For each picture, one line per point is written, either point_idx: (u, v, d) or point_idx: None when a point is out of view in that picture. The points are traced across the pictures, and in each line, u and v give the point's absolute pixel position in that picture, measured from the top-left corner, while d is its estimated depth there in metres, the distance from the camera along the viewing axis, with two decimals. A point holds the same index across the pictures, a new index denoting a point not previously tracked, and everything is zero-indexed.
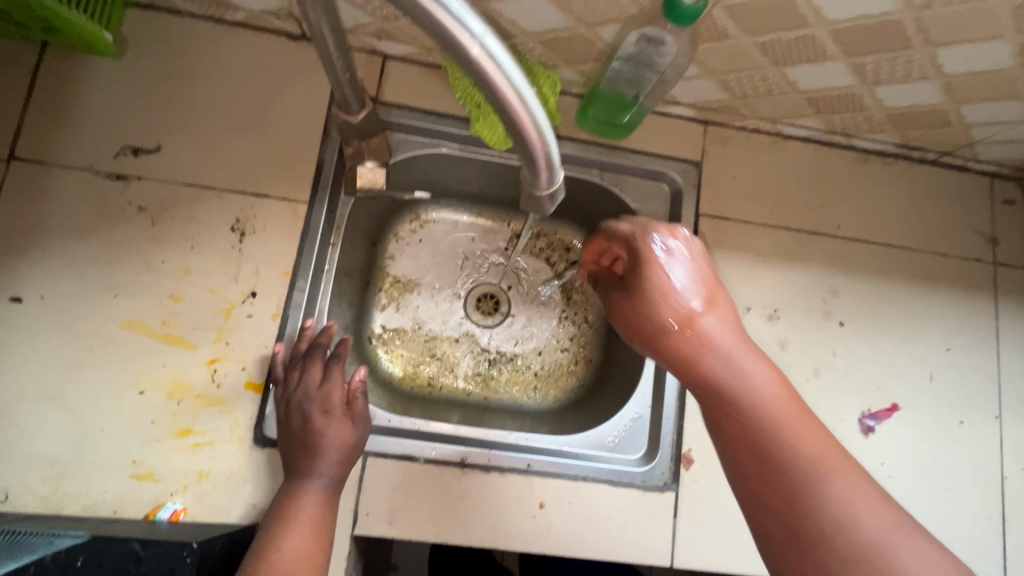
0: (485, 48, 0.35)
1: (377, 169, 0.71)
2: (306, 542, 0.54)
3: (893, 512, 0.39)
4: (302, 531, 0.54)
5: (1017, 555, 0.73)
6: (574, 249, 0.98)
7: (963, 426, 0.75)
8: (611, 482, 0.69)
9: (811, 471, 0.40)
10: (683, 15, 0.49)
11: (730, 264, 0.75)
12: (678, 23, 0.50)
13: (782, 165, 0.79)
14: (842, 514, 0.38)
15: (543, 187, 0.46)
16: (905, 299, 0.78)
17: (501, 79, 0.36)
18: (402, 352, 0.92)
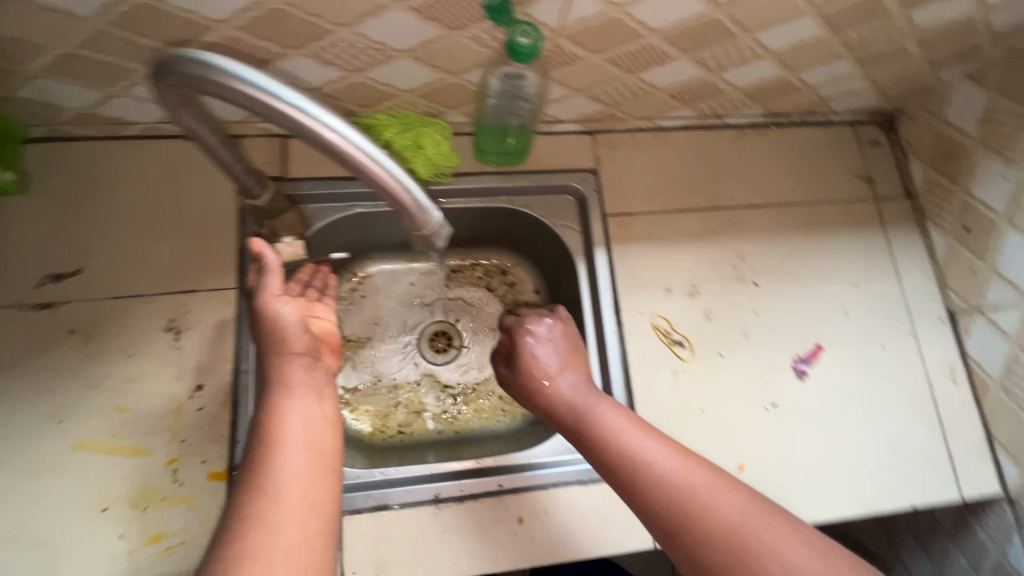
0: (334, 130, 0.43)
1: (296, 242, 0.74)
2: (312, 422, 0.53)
3: (751, 506, 0.56)
4: (295, 446, 0.50)
5: (962, 454, 0.79)
6: (511, 271, 1.03)
7: (885, 350, 0.82)
8: (581, 482, 0.72)
9: (697, 499, 0.56)
10: (523, 53, 0.55)
11: (644, 253, 0.81)
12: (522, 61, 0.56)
13: (669, 154, 0.86)
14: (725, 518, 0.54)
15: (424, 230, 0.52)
16: (807, 248, 0.85)
17: (355, 151, 0.44)
18: (368, 408, 0.94)
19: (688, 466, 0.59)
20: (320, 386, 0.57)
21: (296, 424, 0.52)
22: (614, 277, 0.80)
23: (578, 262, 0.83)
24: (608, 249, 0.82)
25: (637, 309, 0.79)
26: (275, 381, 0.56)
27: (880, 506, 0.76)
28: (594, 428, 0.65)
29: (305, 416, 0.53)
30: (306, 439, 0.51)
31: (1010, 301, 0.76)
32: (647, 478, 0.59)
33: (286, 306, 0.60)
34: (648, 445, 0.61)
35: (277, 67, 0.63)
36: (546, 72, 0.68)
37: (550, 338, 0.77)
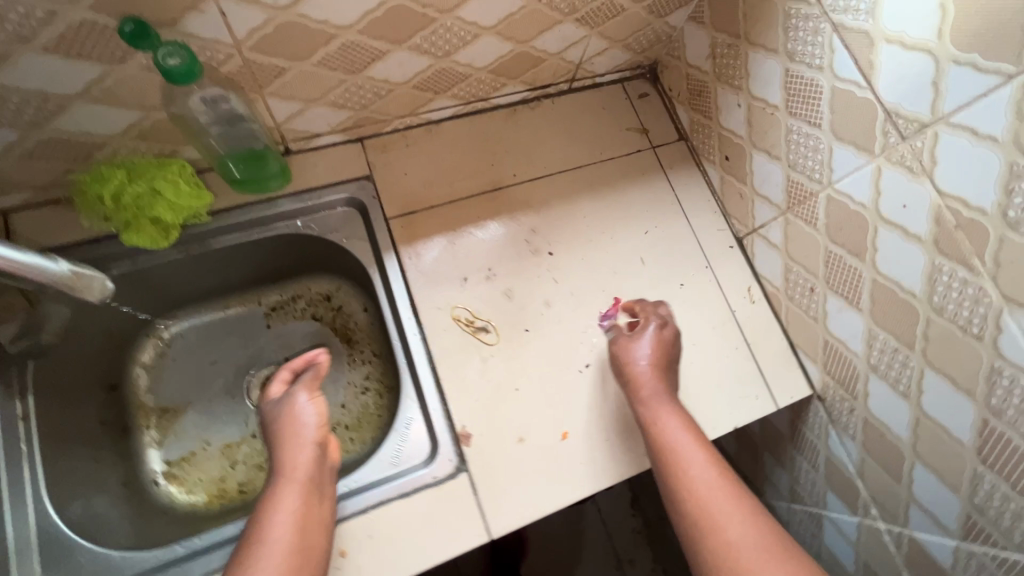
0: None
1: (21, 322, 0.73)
2: (290, 526, 0.60)
3: (760, 536, 0.58)
4: (271, 550, 0.58)
5: (772, 368, 0.84)
6: (334, 295, 0.99)
7: (685, 287, 0.86)
8: (404, 494, 0.69)
9: (710, 522, 0.60)
10: (177, 75, 0.55)
11: (433, 249, 0.81)
12: (182, 84, 0.56)
13: (442, 146, 0.86)
14: (728, 545, 0.58)
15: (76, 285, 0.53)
16: (597, 208, 0.88)
17: None
18: (199, 477, 0.86)
19: (724, 495, 0.62)
20: (322, 487, 0.65)
21: (283, 521, 0.60)
22: (406, 278, 0.79)
23: (372, 272, 0.81)
24: (396, 253, 0.80)
25: (435, 304, 0.78)
26: (281, 470, 0.65)
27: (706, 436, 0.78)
28: (651, 426, 0.68)
29: (297, 512, 0.61)
30: (285, 539, 0.59)
31: (771, 216, 0.81)
32: (681, 489, 0.63)
33: (307, 403, 0.70)
34: (695, 459, 0.64)
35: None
36: (252, 91, 0.66)
37: (657, 338, 0.74)
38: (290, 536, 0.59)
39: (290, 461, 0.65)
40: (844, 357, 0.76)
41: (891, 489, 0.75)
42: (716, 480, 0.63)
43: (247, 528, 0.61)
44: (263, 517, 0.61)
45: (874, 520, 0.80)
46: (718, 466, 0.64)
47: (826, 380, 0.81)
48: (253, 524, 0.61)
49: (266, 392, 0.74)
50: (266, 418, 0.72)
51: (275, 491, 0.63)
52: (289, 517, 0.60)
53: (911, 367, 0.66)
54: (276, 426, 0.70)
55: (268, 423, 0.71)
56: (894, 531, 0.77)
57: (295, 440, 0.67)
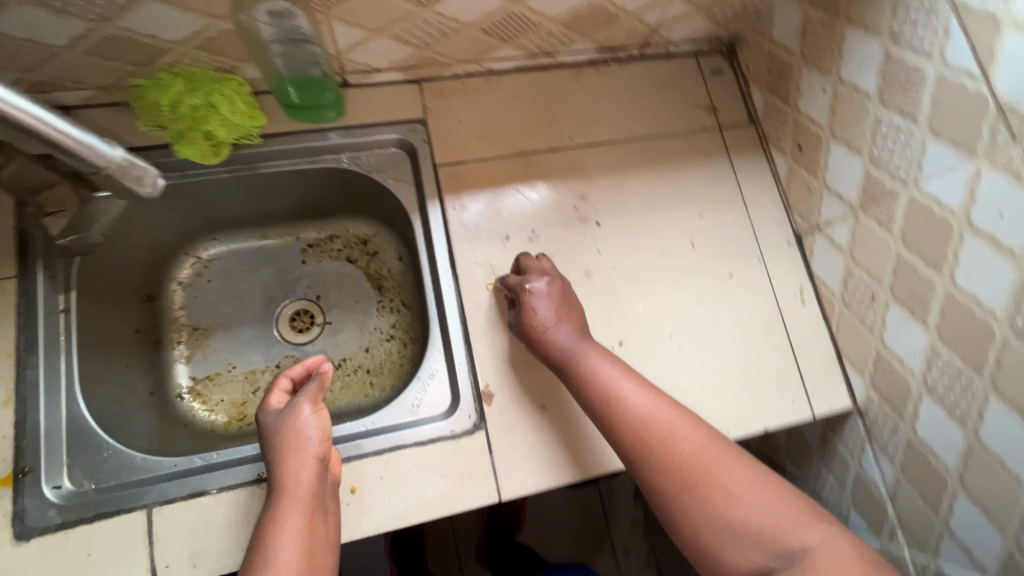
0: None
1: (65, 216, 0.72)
2: (296, 555, 0.53)
3: (705, 440, 0.58)
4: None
5: (813, 374, 0.79)
6: (371, 240, 0.98)
7: (733, 278, 0.81)
8: (420, 442, 0.69)
9: (656, 440, 0.58)
10: None
11: (477, 203, 0.78)
12: None
13: (500, 99, 0.82)
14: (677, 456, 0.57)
15: (131, 176, 0.54)
16: (651, 184, 0.83)
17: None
18: (221, 398, 0.87)
19: (668, 410, 0.61)
20: (326, 507, 0.59)
21: (288, 546, 0.54)
22: (448, 229, 0.77)
23: (414, 218, 0.79)
24: (441, 202, 0.78)
25: (473, 260, 0.76)
26: (279, 490, 0.58)
27: (732, 433, 0.75)
28: (573, 369, 0.66)
29: (299, 537, 0.54)
30: (295, 571, 0.52)
31: (840, 215, 0.75)
32: (618, 417, 0.61)
33: (311, 416, 0.62)
34: (625, 386, 0.63)
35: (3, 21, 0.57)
36: (314, 15, 0.65)
37: (558, 287, 0.71)
38: (295, 565, 0.52)
39: (289, 479, 0.58)
40: (896, 373, 0.72)
41: (925, 519, 0.71)
42: (649, 400, 0.61)
43: (246, 563, 0.54)
44: (263, 545, 0.54)
45: (900, 547, 0.76)
46: (650, 389, 0.63)
47: (871, 395, 0.76)
48: (251, 556, 0.54)
49: (265, 403, 0.66)
50: (263, 430, 0.64)
51: (274, 515, 0.56)
52: (290, 542, 0.54)
53: (975, 394, 0.61)
54: (272, 442, 0.62)
55: (265, 437, 0.63)
56: (921, 562, 0.73)
57: (294, 460, 0.59)
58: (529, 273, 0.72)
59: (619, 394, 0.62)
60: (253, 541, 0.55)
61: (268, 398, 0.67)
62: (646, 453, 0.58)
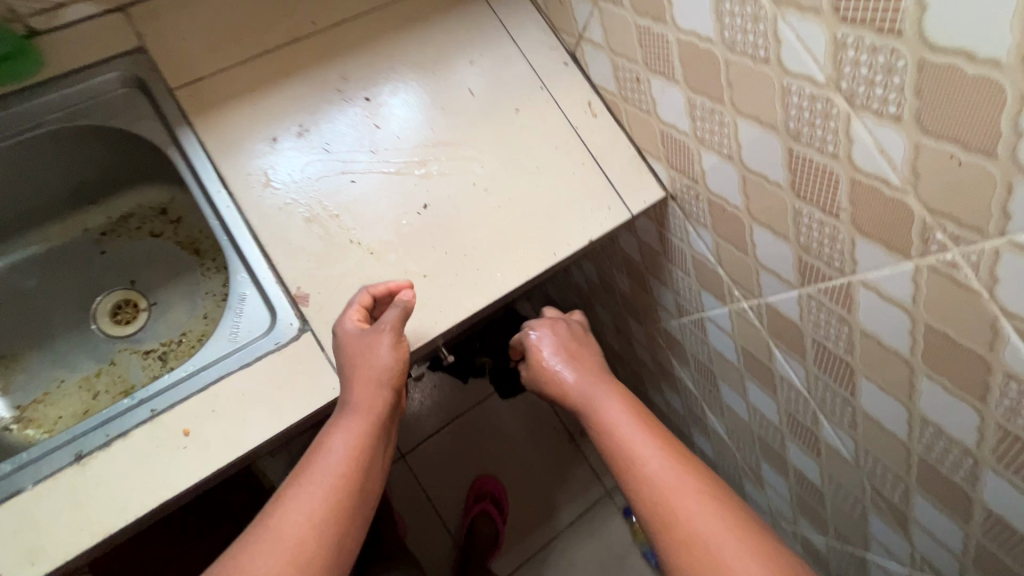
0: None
1: None
2: (343, 464, 0.57)
3: (727, 524, 0.54)
4: (321, 482, 0.55)
5: (621, 175, 0.82)
6: (169, 206, 0.90)
7: (521, 112, 0.81)
8: (246, 364, 0.66)
9: (669, 504, 0.56)
10: None
11: (231, 114, 0.73)
12: None
13: (223, 2, 0.76)
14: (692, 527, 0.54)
15: None
16: (413, 46, 0.80)
17: None
18: (58, 415, 0.81)
19: (685, 475, 0.58)
20: (385, 433, 0.62)
21: (340, 453, 0.57)
22: (207, 151, 0.72)
23: (171, 153, 0.73)
24: (192, 125, 0.72)
25: (247, 173, 0.72)
26: (348, 403, 0.62)
27: (560, 253, 0.76)
28: (594, 423, 0.67)
29: (358, 444, 0.58)
30: (337, 471, 0.56)
31: (588, 12, 0.76)
32: (632, 472, 0.60)
33: (388, 348, 0.63)
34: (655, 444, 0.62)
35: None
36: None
37: (556, 334, 0.77)
38: (343, 464, 0.57)
39: (361, 397, 0.61)
40: (679, 142, 0.74)
41: (744, 264, 0.76)
42: (669, 465, 0.59)
43: (311, 452, 0.59)
44: (324, 443, 0.59)
45: (740, 301, 0.81)
46: (673, 447, 0.61)
47: (673, 175, 0.79)
48: (315, 447, 0.59)
49: (344, 315, 0.66)
50: (340, 342, 0.65)
51: (343, 421, 0.60)
52: (346, 447, 0.58)
53: (729, 124, 0.64)
54: (348, 356, 0.64)
55: (342, 349, 0.64)
56: (755, 306, 0.79)
57: (372, 380, 0.62)
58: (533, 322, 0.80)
59: (640, 455, 0.61)
60: (320, 436, 0.60)
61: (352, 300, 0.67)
62: (658, 517, 0.57)
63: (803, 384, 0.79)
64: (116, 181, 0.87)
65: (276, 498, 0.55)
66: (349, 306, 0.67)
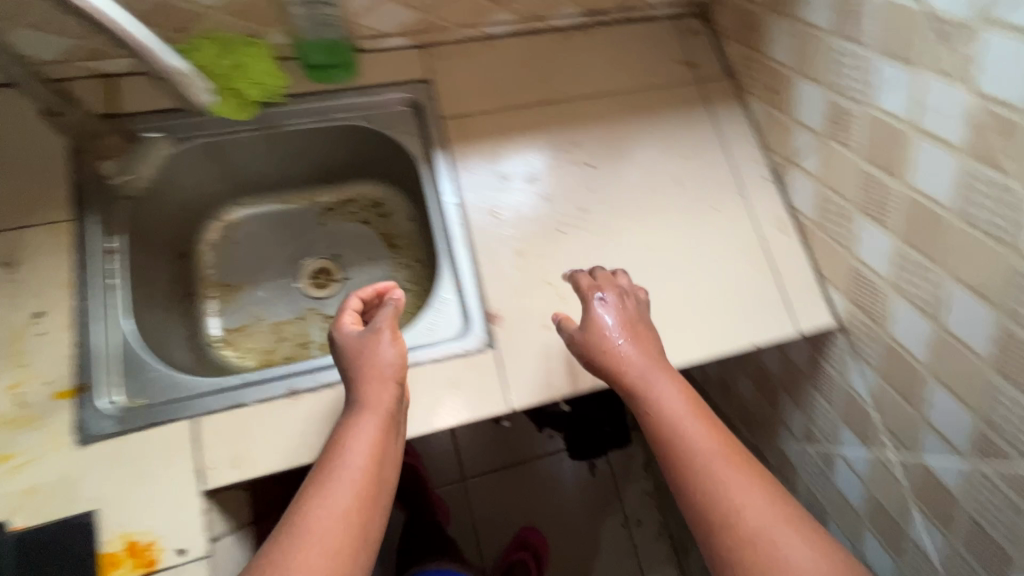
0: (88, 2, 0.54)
1: (119, 169, 0.78)
2: (363, 458, 0.60)
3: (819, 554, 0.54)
4: (344, 480, 0.58)
5: (797, 293, 0.85)
6: (383, 202, 1.06)
7: (717, 211, 0.88)
8: (436, 359, 0.75)
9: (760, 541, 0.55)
10: None
11: (480, 149, 0.86)
12: None
13: (498, 60, 0.91)
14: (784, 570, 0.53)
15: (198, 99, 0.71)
16: (638, 130, 0.91)
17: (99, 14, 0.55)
18: (251, 346, 0.95)
19: (762, 504, 0.57)
20: (398, 423, 0.65)
21: (358, 453, 0.60)
22: (453, 174, 0.85)
23: (421, 166, 0.87)
24: (448, 149, 0.86)
25: (479, 201, 0.84)
26: (356, 400, 0.64)
27: (725, 349, 0.81)
28: (661, 420, 0.63)
29: (373, 447, 0.61)
30: (359, 466, 0.59)
31: (810, 144, 0.83)
32: (703, 494, 0.58)
33: (392, 345, 0.67)
34: (735, 477, 0.59)
35: (133, 34, 0.58)
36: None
37: (622, 308, 0.71)
38: (366, 464, 0.59)
39: (373, 394, 0.64)
40: (870, 282, 0.78)
41: (907, 415, 0.76)
42: (753, 489, 0.58)
43: (323, 456, 0.61)
44: (337, 446, 0.60)
45: (888, 450, 0.81)
46: (742, 464, 0.60)
47: (851, 309, 0.82)
48: (329, 451, 0.61)
49: (339, 321, 0.70)
50: (339, 346, 0.68)
51: (352, 423, 0.63)
52: (364, 448, 0.60)
53: (941, 285, 0.67)
54: (350, 361, 0.67)
55: (341, 353, 0.68)
56: (906, 460, 0.78)
57: (379, 376, 0.65)
58: (600, 284, 0.73)
59: (721, 480, 0.58)
60: (332, 441, 0.62)
61: (348, 301, 0.72)
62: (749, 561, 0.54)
63: (939, 556, 0.76)
64: (355, 171, 1.03)
65: (300, 506, 0.57)
66: (343, 316, 0.71)
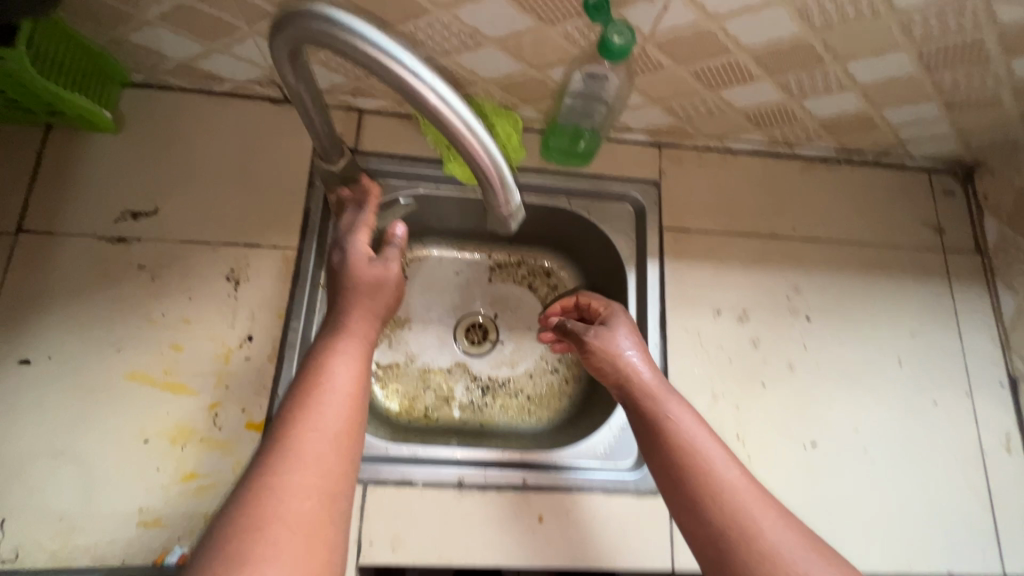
0: (433, 89, 0.42)
1: None
2: (350, 382, 0.53)
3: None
4: (336, 399, 0.51)
5: (1012, 529, 0.74)
6: (554, 274, 1.03)
7: (937, 406, 0.79)
8: (606, 490, 0.71)
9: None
10: (614, 51, 0.58)
11: (695, 272, 0.81)
12: (612, 59, 0.59)
13: (733, 178, 0.85)
14: None
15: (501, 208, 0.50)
16: (865, 291, 0.82)
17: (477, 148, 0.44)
18: (397, 387, 0.94)
19: (808, 554, 0.49)
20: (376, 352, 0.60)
21: (346, 373, 0.54)
22: (663, 290, 0.80)
23: (629, 269, 0.82)
24: (661, 262, 0.81)
25: (683, 327, 0.78)
26: (341, 326, 0.59)
27: (916, 569, 0.72)
28: (675, 438, 0.58)
29: (360, 372, 0.55)
30: (346, 390, 0.52)
31: None
32: (741, 537, 0.50)
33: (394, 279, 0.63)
34: (772, 520, 0.51)
35: (469, 122, 0.43)
36: (629, 77, 0.67)
37: (627, 319, 0.72)
38: (353, 388, 0.53)
39: (359, 325, 0.59)
40: None
41: None
42: (783, 522, 0.51)
43: (300, 374, 0.54)
44: (319, 365, 0.54)
45: None
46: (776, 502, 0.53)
47: None
48: (305, 369, 0.54)
49: (352, 232, 0.66)
50: (343, 269, 0.63)
51: (331, 345, 0.56)
52: (350, 370, 0.54)
53: None
54: (348, 289, 0.62)
55: (345, 279, 0.62)
56: None
57: (368, 311, 0.61)
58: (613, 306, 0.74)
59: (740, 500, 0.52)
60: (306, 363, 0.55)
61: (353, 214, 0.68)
62: None
63: None
64: (539, 239, 1.02)
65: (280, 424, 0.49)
66: (355, 228, 0.66)
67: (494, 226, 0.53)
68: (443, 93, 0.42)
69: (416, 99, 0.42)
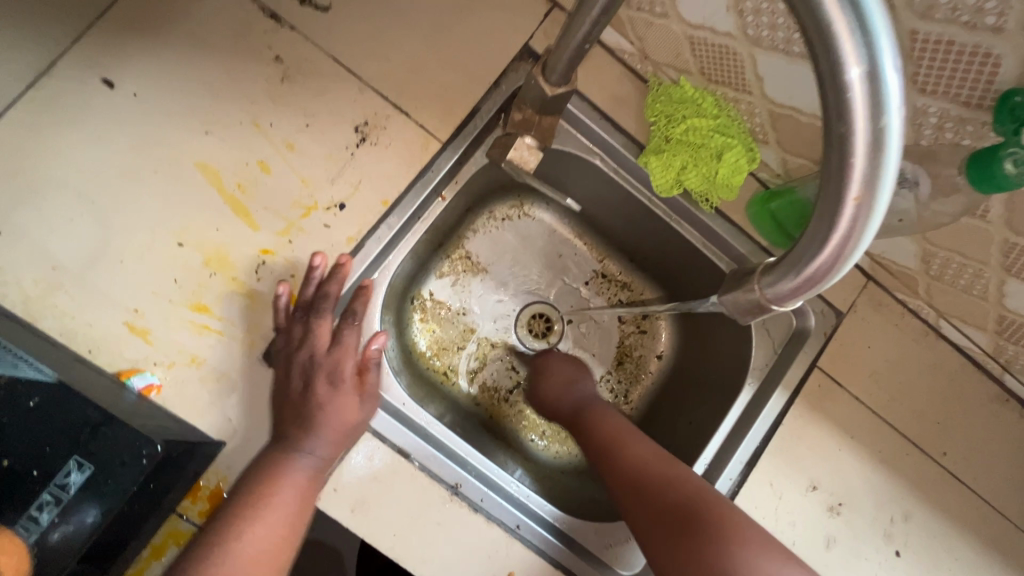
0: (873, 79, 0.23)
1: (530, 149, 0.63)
2: (293, 504, 0.52)
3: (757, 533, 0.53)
4: (269, 524, 0.51)
5: None
6: (651, 317, 0.87)
7: None
8: None
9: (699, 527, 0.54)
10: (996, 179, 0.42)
11: (816, 432, 0.67)
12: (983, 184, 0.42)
13: (921, 362, 0.69)
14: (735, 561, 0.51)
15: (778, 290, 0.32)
16: (974, 567, 0.67)
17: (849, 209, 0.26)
18: (434, 328, 0.82)
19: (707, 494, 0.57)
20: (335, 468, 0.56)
21: (287, 491, 0.52)
22: (774, 429, 0.67)
23: (748, 385, 0.70)
24: (790, 399, 0.68)
25: (770, 482, 0.65)
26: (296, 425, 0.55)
27: None
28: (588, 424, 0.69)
29: (304, 491, 0.53)
30: (285, 512, 0.51)
31: None
32: (650, 494, 0.58)
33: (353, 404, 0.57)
34: (675, 477, 0.58)
35: (871, 171, 0.25)
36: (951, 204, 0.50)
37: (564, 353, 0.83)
38: (298, 506, 0.52)
39: (312, 435, 0.54)
40: None
41: None
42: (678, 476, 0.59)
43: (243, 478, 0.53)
44: (259, 481, 0.52)
45: None
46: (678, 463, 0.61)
47: None
48: (238, 481, 0.53)
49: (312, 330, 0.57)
50: (292, 369, 0.56)
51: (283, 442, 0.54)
52: (297, 488, 0.52)
53: None
54: (297, 399, 0.56)
55: (292, 386, 0.56)
56: None
57: (339, 430, 0.55)
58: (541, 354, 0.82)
59: (642, 463, 0.61)
60: (246, 471, 0.53)
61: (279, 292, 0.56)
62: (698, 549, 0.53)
63: None
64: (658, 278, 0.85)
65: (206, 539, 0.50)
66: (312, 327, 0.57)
67: (729, 290, 0.37)
68: (880, 104, 0.24)
69: (838, 115, 0.25)
